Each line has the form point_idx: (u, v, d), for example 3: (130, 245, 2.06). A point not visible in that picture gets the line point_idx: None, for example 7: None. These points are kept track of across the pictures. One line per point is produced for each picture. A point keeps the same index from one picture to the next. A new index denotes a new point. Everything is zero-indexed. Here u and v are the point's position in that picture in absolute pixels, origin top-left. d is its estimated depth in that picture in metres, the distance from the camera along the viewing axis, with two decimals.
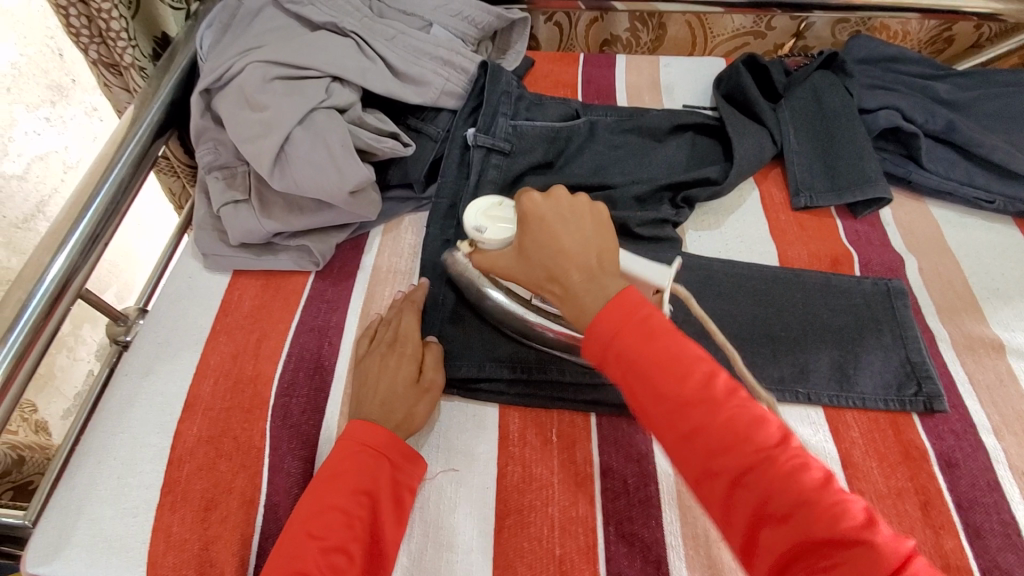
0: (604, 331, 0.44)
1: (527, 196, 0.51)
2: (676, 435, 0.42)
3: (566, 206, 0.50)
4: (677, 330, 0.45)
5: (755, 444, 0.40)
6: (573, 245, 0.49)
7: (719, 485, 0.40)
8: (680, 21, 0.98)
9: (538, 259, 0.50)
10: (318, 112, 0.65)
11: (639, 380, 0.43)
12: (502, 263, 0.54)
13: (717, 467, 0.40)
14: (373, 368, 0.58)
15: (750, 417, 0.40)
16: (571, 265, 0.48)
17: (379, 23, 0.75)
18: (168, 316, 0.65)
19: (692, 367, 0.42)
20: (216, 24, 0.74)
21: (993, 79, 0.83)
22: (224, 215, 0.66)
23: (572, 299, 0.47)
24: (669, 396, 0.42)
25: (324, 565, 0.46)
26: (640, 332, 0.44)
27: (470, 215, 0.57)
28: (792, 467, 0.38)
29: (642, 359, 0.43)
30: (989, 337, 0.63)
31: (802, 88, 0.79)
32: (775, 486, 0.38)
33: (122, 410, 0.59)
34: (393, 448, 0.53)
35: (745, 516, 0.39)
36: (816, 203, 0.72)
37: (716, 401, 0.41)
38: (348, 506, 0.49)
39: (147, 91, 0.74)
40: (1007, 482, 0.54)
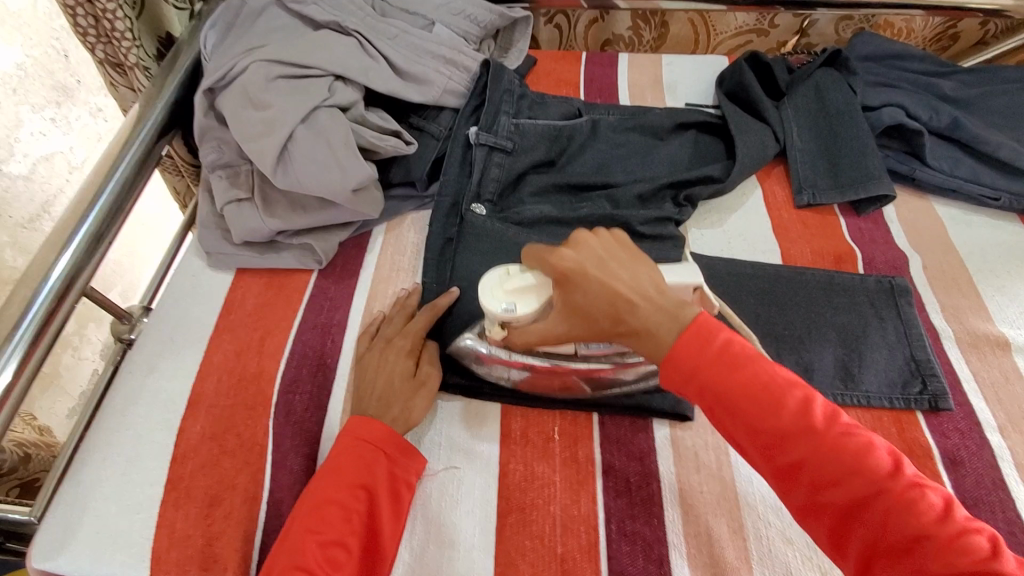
0: (694, 366, 0.45)
1: (554, 256, 0.50)
2: (777, 468, 0.43)
3: (596, 249, 0.51)
4: (769, 359, 0.45)
5: (865, 476, 0.40)
6: (621, 286, 0.48)
7: (828, 517, 0.41)
8: (682, 19, 0.98)
9: (598, 310, 0.48)
10: (321, 110, 0.65)
11: (738, 417, 0.44)
12: (550, 330, 0.51)
13: (826, 501, 0.41)
14: (374, 365, 0.58)
15: (857, 447, 0.41)
16: (634, 305, 0.47)
17: (381, 22, 0.75)
18: (172, 314, 0.66)
19: (793, 399, 0.43)
20: (220, 24, 0.74)
21: (999, 76, 0.82)
22: (228, 213, 0.66)
23: (648, 338, 0.47)
24: (770, 431, 0.43)
25: (322, 560, 0.46)
26: (738, 366, 0.44)
27: (486, 297, 0.52)
28: (908, 498, 0.39)
29: (739, 394, 0.44)
30: (995, 335, 0.63)
31: (805, 86, 0.79)
32: (893, 519, 0.39)
33: (127, 407, 0.59)
34: (390, 441, 0.53)
35: (860, 548, 0.40)
36: (818, 201, 0.72)
37: (819, 433, 0.42)
38: (345, 501, 0.49)
39: (152, 91, 0.75)
40: (1013, 480, 0.54)
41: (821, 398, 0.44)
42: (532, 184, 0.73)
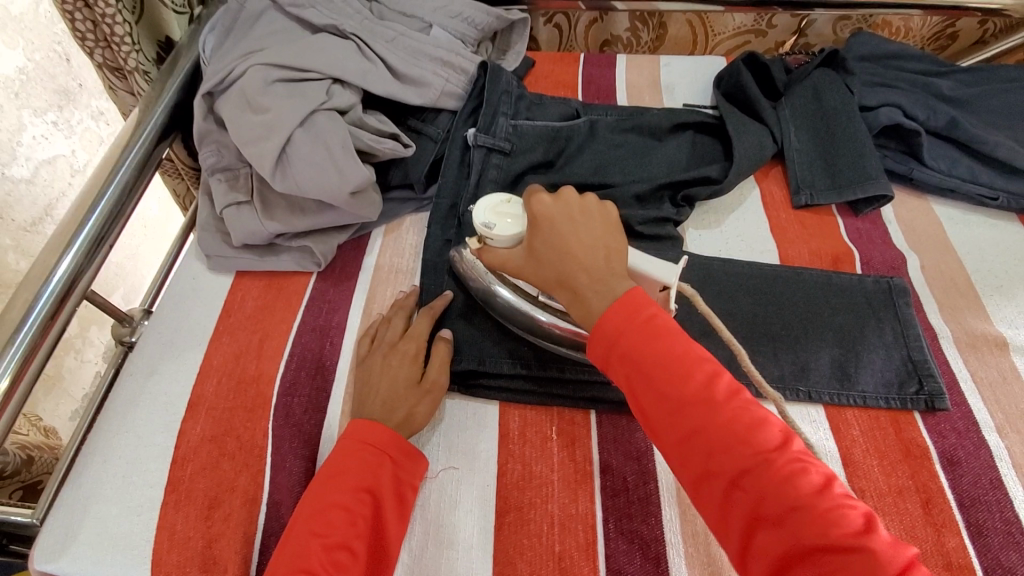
0: (613, 331, 0.45)
1: (535, 199, 0.52)
2: (676, 435, 0.43)
3: (573, 206, 0.51)
4: (682, 333, 0.45)
5: (754, 447, 0.40)
6: (579, 246, 0.49)
7: (716, 486, 0.41)
8: (681, 20, 0.98)
9: (549, 259, 0.50)
10: (319, 113, 0.65)
11: (644, 381, 0.44)
12: (510, 261, 0.54)
13: (715, 468, 0.41)
14: (376, 367, 0.58)
15: (751, 420, 0.41)
16: (580, 267, 0.48)
17: (379, 25, 0.75)
18: (172, 317, 0.66)
19: (694, 369, 0.43)
20: (219, 28, 0.74)
21: (996, 75, 0.82)
22: (228, 216, 0.67)
23: (578, 299, 0.48)
24: (673, 397, 0.43)
25: (327, 562, 0.47)
26: (641, 331, 0.45)
27: (479, 212, 0.56)
28: (790, 470, 0.39)
29: (645, 359, 0.44)
30: (992, 335, 0.63)
31: (802, 86, 0.79)
32: (773, 488, 0.39)
33: (127, 409, 0.60)
34: (394, 444, 0.53)
35: (742, 518, 0.40)
36: (817, 201, 0.72)
37: (714, 403, 0.42)
38: (350, 504, 0.50)
39: (152, 95, 0.75)
40: (1010, 480, 0.54)
41: (728, 375, 0.44)
42: (529, 185, 0.73)
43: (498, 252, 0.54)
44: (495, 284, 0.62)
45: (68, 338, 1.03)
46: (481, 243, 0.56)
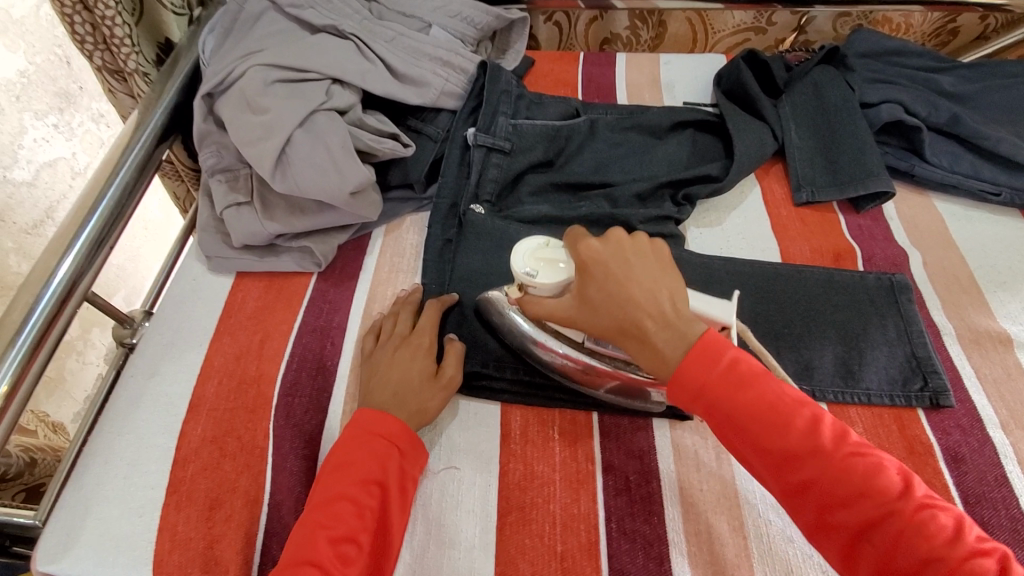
0: (700, 383, 0.44)
1: (582, 244, 0.49)
2: (786, 488, 0.43)
3: (624, 246, 0.49)
4: (775, 377, 0.45)
5: (876, 497, 0.40)
6: (639, 290, 0.47)
7: (838, 538, 0.41)
8: (680, 18, 0.98)
9: (607, 308, 0.47)
10: (318, 114, 0.65)
11: (745, 435, 0.44)
12: (559, 312, 0.51)
13: (834, 521, 0.41)
14: (384, 361, 0.58)
15: (866, 467, 0.41)
16: (644, 313, 0.46)
17: (378, 25, 0.75)
18: (172, 318, 0.66)
19: (794, 415, 0.43)
20: (218, 30, 0.74)
21: (998, 71, 0.82)
22: (227, 217, 0.66)
23: (646, 348, 0.46)
24: (778, 450, 0.43)
25: (333, 556, 0.47)
26: (736, 382, 0.44)
27: (517, 258, 0.53)
28: (920, 519, 0.39)
29: (745, 413, 0.44)
30: (996, 331, 0.62)
31: (803, 83, 0.79)
32: (903, 541, 0.39)
33: (129, 410, 0.59)
34: (402, 435, 0.53)
35: (872, 570, 0.40)
36: (818, 198, 0.72)
37: (825, 452, 0.42)
38: (356, 497, 0.49)
39: (151, 96, 0.75)
40: (1015, 477, 0.53)
41: (830, 416, 0.44)
42: (530, 184, 0.73)
43: (545, 303, 0.52)
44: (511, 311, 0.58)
45: (69, 340, 1.03)
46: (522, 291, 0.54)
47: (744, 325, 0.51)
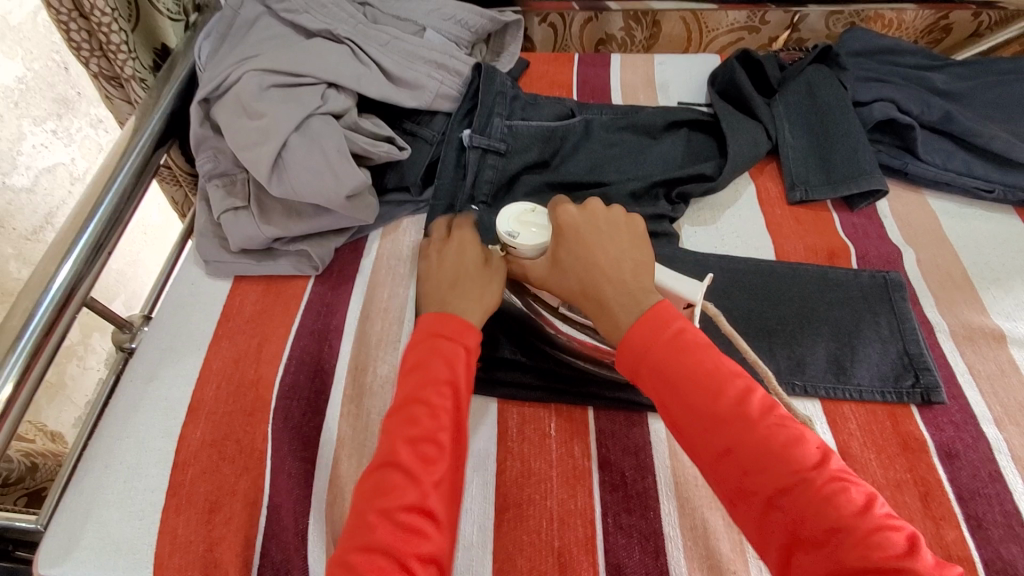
0: (641, 344, 0.46)
1: (561, 209, 0.54)
2: (710, 453, 0.43)
3: (599, 217, 0.54)
4: (714, 348, 0.46)
5: (793, 466, 0.40)
6: (605, 257, 0.51)
7: (753, 505, 0.41)
8: (674, 17, 0.98)
9: (574, 271, 0.52)
10: (314, 118, 0.66)
11: (678, 397, 0.44)
12: (534, 271, 0.56)
13: (751, 487, 0.41)
14: (435, 264, 0.58)
15: (788, 437, 0.42)
16: (605, 278, 0.50)
17: (372, 29, 0.75)
18: (171, 322, 0.66)
19: (727, 384, 0.44)
20: (214, 35, 0.75)
21: (990, 68, 0.82)
22: (225, 221, 0.67)
23: (603, 310, 0.50)
24: (707, 413, 0.43)
25: (413, 456, 0.47)
26: (672, 347, 0.46)
27: (505, 216, 0.57)
28: (829, 490, 0.39)
29: (679, 375, 0.45)
30: (989, 327, 0.63)
31: (796, 82, 0.79)
32: (813, 509, 0.39)
33: (128, 414, 0.60)
34: (464, 331, 0.52)
35: (781, 538, 0.39)
36: (812, 196, 0.73)
37: (750, 420, 0.42)
38: (427, 399, 0.49)
39: (148, 102, 0.76)
40: (1008, 472, 0.54)
41: (761, 391, 0.45)
42: (525, 185, 0.74)
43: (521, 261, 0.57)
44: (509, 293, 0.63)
45: (70, 345, 1.03)
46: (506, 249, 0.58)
47: (711, 307, 0.51)
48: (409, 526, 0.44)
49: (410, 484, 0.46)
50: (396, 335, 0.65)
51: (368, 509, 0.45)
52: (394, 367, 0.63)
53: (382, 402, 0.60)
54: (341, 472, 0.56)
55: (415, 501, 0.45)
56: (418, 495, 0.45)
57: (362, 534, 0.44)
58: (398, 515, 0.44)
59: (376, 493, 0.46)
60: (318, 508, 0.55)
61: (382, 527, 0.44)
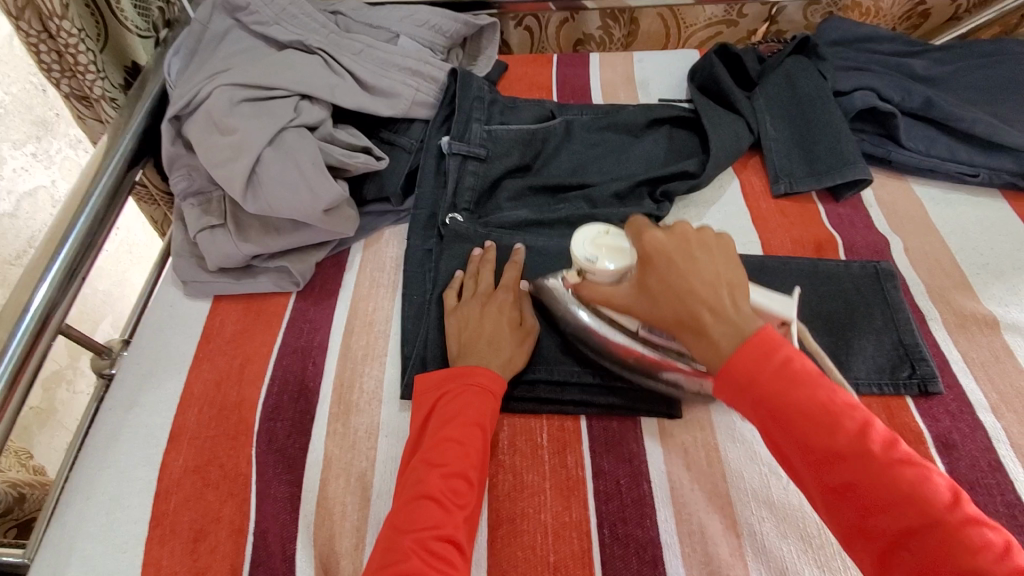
0: (749, 377, 0.43)
1: (646, 235, 0.48)
2: (824, 488, 0.41)
3: (690, 239, 0.47)
4: (828, 378, 0.42)
5: (922, 507, 0.38)
6: (702, 284, 0.45)
7: (876, 544, 0.39)
8: (652, 14, 0.97)
9: (667, 301, 0.46)
10: (288, 131, 0.65)
11: (790, 432, 0.42)
12: (616, 298, 0.52)
13: (873, 526, 0.39)
14: (475, 315, 0.60)
15: (915, 477, 0.39)
16: (705, 310, 0.45)
17: (345, 38, 0.74)
18: (151, 346, 0.65)
19: (846, 418, 0.41)
20: (183, 51, 0.73)
21: (970, 52, 0.82)
22: (202, 241, 0.65)
23: (702, 342, 0.45)
24: (824, 450, 0.41)
25: (445, 488, 0.48)
26: (783, 377, 0.42)
27: (578, 242, 0.54)
28: (965, 534, 0.37)
29: (793, 411, 0.41)
30: (982, 314, 0.62)
31: (776, 74, 0.79)
32: (946, 555, 0.37)
33: (109, 443, 0.58)
34: (497, 385, 0.55)
35: None
36: (796, 189, 0.72)
37: (872, 458, 0.39)
38: (464, 439, 0.51)
39: (119, 122, 0.74)
40: (1009, 461, 0.53)
41: (881, 422, 0.41)
42: (507, 190, 0.73)
43: (601, 287, 0.53)
44: (574, 304, 0.58)
45: (58, 370, 1.03)
46: (581, 275, 0.55)
47: (802, 328, 0.49)
48: (439, 556, 0.45)
49: (444, 515, 0.47)
50: (381, 349, 0.64)
51: (402, 538, 0.46)
52: (381, 381, 0.62)
53: (370, 419, 0.59)
54: (329, 493, 0.55)
55: (447, 531, 0.46)
56: (450, 526, 0.47)
57: (396, 562, 0.44)
58: (430, 543, 0.45)
59: (410, 523, 0.46)
60: (307, 532, 0.53)
61: (416, 556, 0.44)
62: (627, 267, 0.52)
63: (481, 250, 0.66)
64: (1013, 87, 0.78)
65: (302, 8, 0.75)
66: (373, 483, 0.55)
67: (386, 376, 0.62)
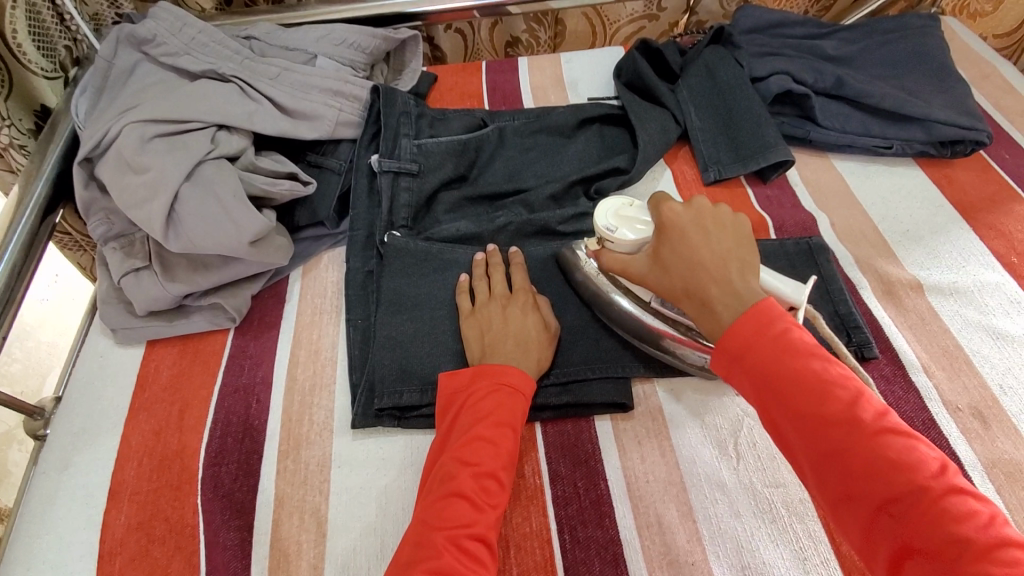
0: (741, 346, 0.46)
1: (666, 207, 0.55)
2: (814, 455, 0.42)
3: (705, 217, 0.53)
4: (825, 352, 0.45)
5: (907, 474, 0.39)
6: (711, 256, 0.51)
7: (861, 511, 0.40)
8: (576, 14, 0.98)
9: (676, 269, 0.52)
10: (206, 164, 0.63)
11: (783, 401, 0.43)
12: (631, 267, 0.57)
13: (858, 491, 0.40)
14: (496, 320, 0.60)
15: (901, 446, 0.40)
16: (710, 279, 0.50)
17: (260, 63, 0.72)
18: (84, 401, 0.62)
19: (837, 387, 0.42)
20: (90, 90, 0.70)
21: (875, 29, 0.86)
22: (127, 285, 0.63)
23: (707, 310, 0.50)
24: (815, 416, 0.42)
25: (477, 488, 0.48)
26: (776, 347, 0.44)
27: (600, 210, 0.59)
28: (947, 502, 0.37)
29: (782, 378, 0.44)
30: (907, 279, 0.65)
31: (696, 65, 0.81)
32: (929, 521, 0.37)
33: (44, 511, 0.55)
34: (526, 384, 0.55)
35: (889, 546, 0.38)
36: (725, 175, 0.73)
37: (862, 427, 0.41)
38: (495, 438, 0.51)
39: (30, 168, 0.71)
40: (942, 418, 0.55)
41: (873, 396, 0.43)
42: (444, 203, 0.72)
43: (619, 257, 0.58)
44: (613, 292, 0.60)
45: (8, 430, 0.98)
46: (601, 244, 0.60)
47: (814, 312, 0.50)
48: (470, 554, 0.45)
49: (476, 514, 0.47)
50: (329, 378, 0.62)
51: (434, 534, 0.46)
52: (331, 412, 0.60)
53: (321, 451, 0.57)
54: (282, 533, 0.53)
55: (480, 531, 0.47)
56: (482, 524, 0.47)
57: (427, 558, 0.45)
58: (463, 541, 0.46)
59: (441, 519, 0.47)
60: None
61: (449, 554, 0.45)
62: (645, 239, 0.57)
63: (484, 254, 0.66)
64: (917, 58, 0.82)
65: (213, 35, 0.73)
66: (328, 517, 0.54)
67: (336, 406, 0.60)
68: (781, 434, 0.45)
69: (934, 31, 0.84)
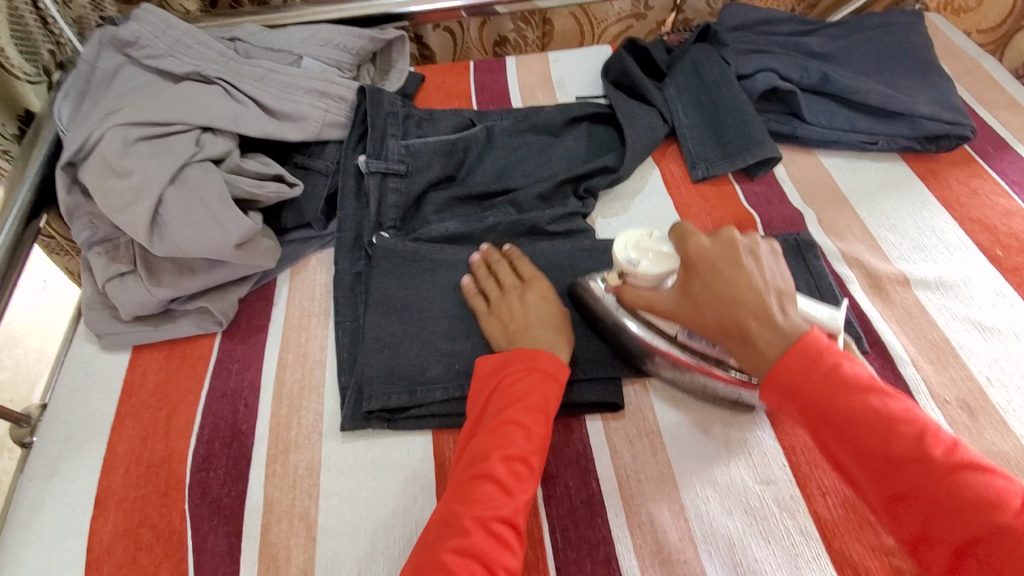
0: (796, 383, 0.45)
1: (692, 240, 0.53)
2: (884, 496, 0.42)
3: (735, 247, 0.53)
4: (883, 386, 0.44)
5: (985, 513, 0.38)
6: (749, 289, 0.50)
7: (941, 553, 0.39)
8: (564, 13, 0.98)
9: (711, 305, 0.51)
10: (190, 167, 0.62)
11: (846, 441, 0.44)
12: (657, 303, 0.55)
13: (935, 533, 0.40)
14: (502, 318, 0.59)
15: (975, 483, 0.39)
16: (750, 314, 0.49)
17: (244, 64, 0.72)
18: (69, 408, 0.61)
19: (900, 424, 0.42)
20: (72, 93, 0.69)
21: (859, 26, 0.86)
22: (111, 290, 0.62)
23: (749, 347, 0.49)
24: (880, 457, 0.42)
25: (507, 471, 0.48)
26: (832, 385, 0.44)
27: (618, 244, 0.57)
28: None
29: (842, 418, 0.44)
30: (894, 273, 0.65)
31: (682, 63, 0.81)
32: (1015, 564, 0.36)
33: (28, 520, 0.54)
34: (560, 370, 0.55)
35: None
36: (713, 173, 0.74)
37: (931, 465, 0.41)
38: (528, 423, 0.51)
39: (12, 174, 0.70)
40: (931, 411, 0.55)
41: (941, 429, 0.43)
42: (433, 203, 0.72)
43: (642, 292, 0.56)
44: (625, 317, 0.58)
45: None
46: (621, 277, 0.57)
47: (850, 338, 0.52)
48: (498, 535, 0.45)
49: (504, 497, 0.47)
50: (318, 381, 0.62)
51: (462, 514, 0.46)
52: (320, 414, 0.60)
53: (310, 454, 0.57)
54: (271, 537, 0.53)
55: (508, 514, 0.46)
56: (509, 508, 0.47)
57: (455, 535, 0.45)
58: (491, 523, 0.46)
59: (469, 499, 0.47)
60: None
61: (478, 533, 0.45)
62: (666, 270, 0.55)
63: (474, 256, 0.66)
64: (902, 54, 0.82)
65: (196, 37, 0.72)
66: (317, 520, 0.53)
67: (325, 408, 0.60)
68: (848, 475, 0.45)
69: (916, 27, 0.84)
